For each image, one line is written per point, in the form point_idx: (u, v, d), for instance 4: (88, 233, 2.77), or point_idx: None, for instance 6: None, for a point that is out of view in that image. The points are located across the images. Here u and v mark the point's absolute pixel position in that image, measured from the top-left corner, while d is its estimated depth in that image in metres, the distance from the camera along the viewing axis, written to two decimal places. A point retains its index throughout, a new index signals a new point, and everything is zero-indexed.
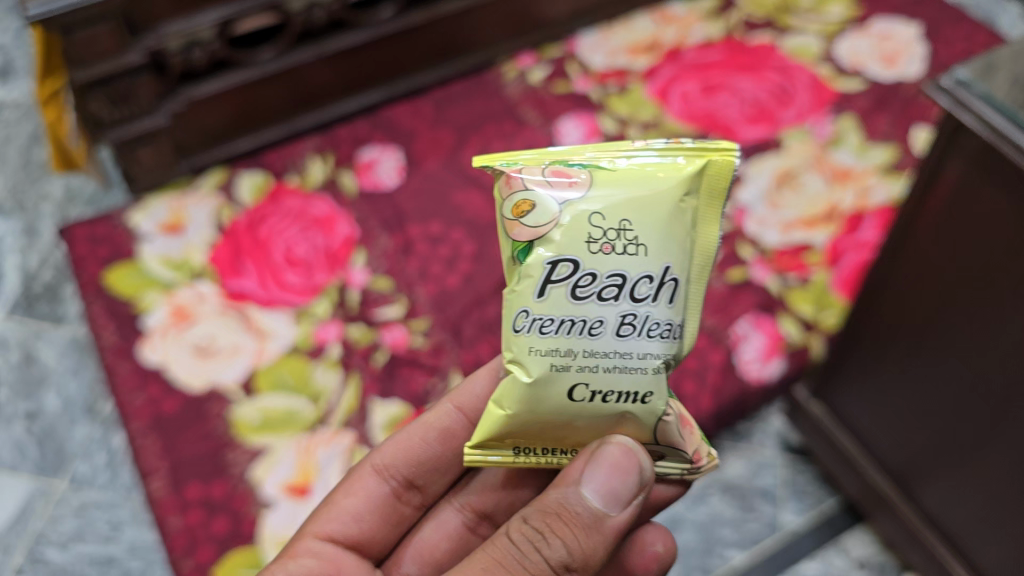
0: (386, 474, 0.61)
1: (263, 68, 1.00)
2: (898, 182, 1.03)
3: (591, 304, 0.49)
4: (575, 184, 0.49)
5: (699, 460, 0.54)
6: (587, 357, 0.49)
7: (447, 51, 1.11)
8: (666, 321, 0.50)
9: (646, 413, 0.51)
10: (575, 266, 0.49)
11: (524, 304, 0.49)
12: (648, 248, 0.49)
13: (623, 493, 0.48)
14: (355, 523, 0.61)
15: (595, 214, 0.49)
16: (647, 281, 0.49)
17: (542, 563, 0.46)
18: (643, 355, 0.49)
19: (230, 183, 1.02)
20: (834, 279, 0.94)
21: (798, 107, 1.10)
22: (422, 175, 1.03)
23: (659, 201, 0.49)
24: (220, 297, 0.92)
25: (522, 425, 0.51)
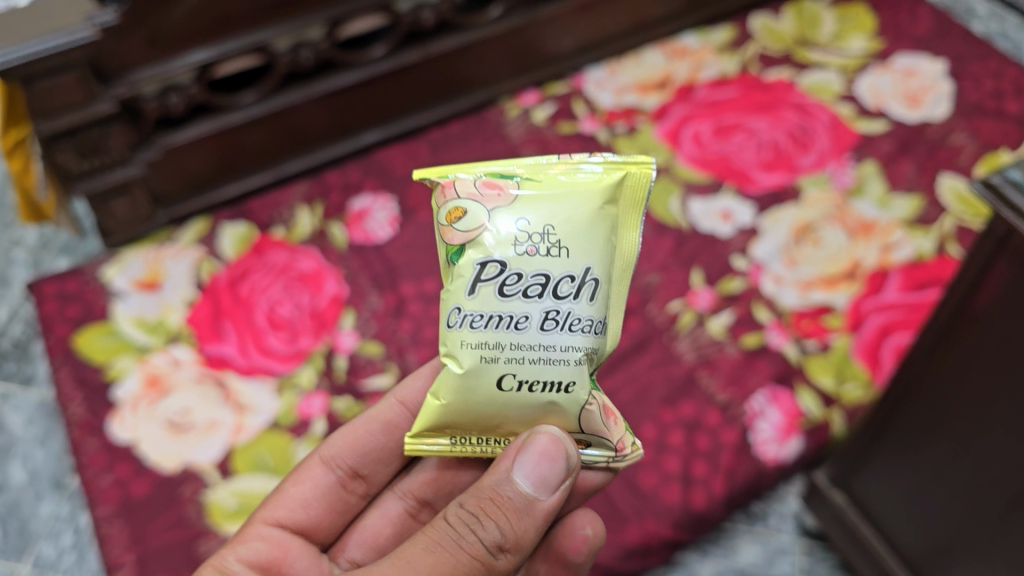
0: (333, 464, 0.60)
1: (246, 112, 0.93)
2: (924, 236, 0.96)
3: (516, 301, 0.49)
4: (502, 195, 0.50)
5: (623, 448, 0.53)
6: (514, 350, 0.48)
7: (444, 89, 1.05)
8: (588, 317, 0.49)
9: (570, 403, 0.49)
10: (502, 266, 0.49)
11: (456, 301, 0.49)
12: (570, 249, 0.49)
13: (553, 478, 0.47)
14: (301, 510, 0.59)
15: (520, 218, 0.49)
16: (570, 280, 0.49)
17: (477, 545, 0.46)
18: (566, 348, 0.49)
19: (212, 234, 0.95)
20: (856, 345, 0.87)
21: (817, 151, 1.04)
22: (416, 227, 0.96)
23: (580, 205, 0.50)
24: (198, 364, 0.86)
25: (456, 417, 0.50)
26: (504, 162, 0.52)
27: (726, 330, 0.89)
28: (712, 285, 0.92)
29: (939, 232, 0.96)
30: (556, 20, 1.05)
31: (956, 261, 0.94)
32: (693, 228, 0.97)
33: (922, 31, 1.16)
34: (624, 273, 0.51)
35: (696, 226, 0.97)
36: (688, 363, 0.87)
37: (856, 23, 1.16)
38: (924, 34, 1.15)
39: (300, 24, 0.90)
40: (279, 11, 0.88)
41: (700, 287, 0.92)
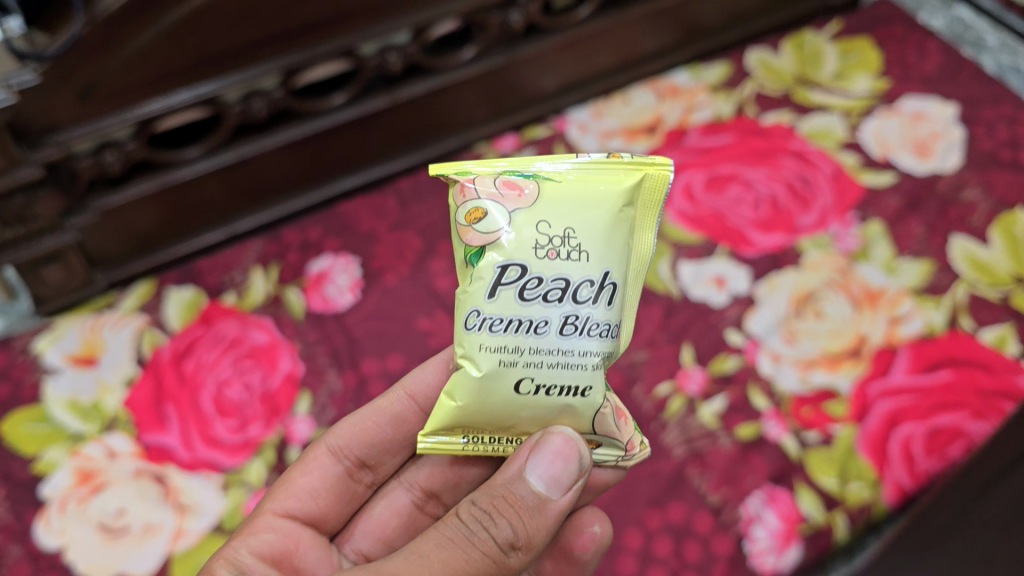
0: (341, 454, 0.58)
1: (193, 168, 0.84)
2: (935, 307, 0.88)
3: (536, 305, 0.48)
4: (522, 196, 0.48)
5: (631, 448, 0.53)
6: (533, 354, 0.48)
7: (414, 135, 0.96)
8: (605, 322, 0.49)
9: (586, 407, 0.49)
10: (523, 269, 0.48)
11: (474, 304, 0.48)
12: (591, 253, 0.48)
13: (565, 478, 0.47)
14: (311, 500, 0.57)
15: (540, 221, 0.48)
16: (589, 285, 0.48)
17: (490, 542, 0.44)
18: (584, 352, 0.48)
19: (157, 301, 0.87)
20: (861, 436, 0.80)
21: (819, 208, 0.95)
22: (380, 293, 0.88)
23: (601, 208, 0.48)
24: (136, 456, 0.78)
25: (469, 417, 0.49)
26: (523, 160, 0.50)
27: (718, 418, 0.81)
28: (704, 365, 0.84)
29: (951, 303, 0.89)
30: (536, 59, 0.96)
31: (970, 337, 0.87)
32: (683, 296, 0.89)
33: (931, 68, 1.08)
34: (637, 274, 0.51)
35: (687, 294, 0.89)
36: (678, 458, 0.79)
37: (860, 60, 1.08)
38: (933, 72, 1.07)
39: (250, 74, 0.80)
40: (227, 61, 0.79)
41: (691, 367, 0.84)
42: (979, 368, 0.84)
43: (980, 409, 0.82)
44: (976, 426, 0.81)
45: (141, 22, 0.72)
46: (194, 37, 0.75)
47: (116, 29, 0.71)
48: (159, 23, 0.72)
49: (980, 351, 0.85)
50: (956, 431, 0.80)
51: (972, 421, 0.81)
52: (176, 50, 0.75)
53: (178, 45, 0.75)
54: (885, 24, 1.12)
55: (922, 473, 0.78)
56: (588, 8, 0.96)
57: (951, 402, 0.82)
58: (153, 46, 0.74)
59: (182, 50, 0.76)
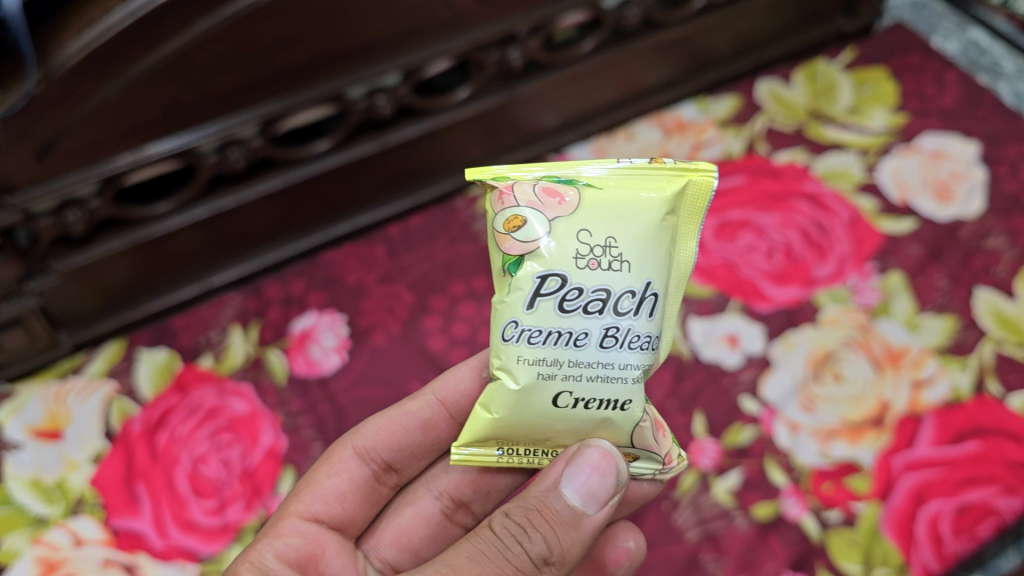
0: (367, 457, 0.55)
1: (164, 223, 0.77)
2: (960, 369, 0.82)
3: (576, 317, 0.46)
4: (563, 204, 0.47)
5: (670, 462, 0.50)
6: (572, 366, 0.46)
7: (401, 179, 0.90)
8: (646, 334, 0.47)
9: (626, 421, 0.47)
10: (563, 279, 0.46)
11: (513, 314, 0.46)
12: (632, 263, 0.46)
13: (602, 493, 0.44)
14: (338, 504, 0.54)
15: (581, 230, 0.46)
16: (630, 296, 0.46)
17: (523, 556, 0.43)
18: (624, 366, 0.46)
19: (127, 365, 0.80)
20: (886, 516, 0.74)
21: (837, 257, 0.90)
22: (369, 355, 0.81)
23: (643, 217, 0.47)
24: (104, 543, 0.70)
25: (505, 431, 0.47)
26: (563, 166, 0.48)
27: (733, 495, 0.76)
28: (718, 437, 0.79)
29: (978, 364, 0.82)
30: (533, 98, 0.90)
31: (998, 402, 0.80)
32: (694, 356, 0.84)
33: (951, 102, 1.01)
34: (679, 285, 0.49)
35: (698, 355, 0.84)
36: (691, 543, 0.74)
37: (874, 93, 1.02)
38: (952, 106, 1.00)
39: (226, 125, 0.73)
40: (200, 111, 0.72)
41: (704, 437, 0.79)
42: (1008, 437, 0.78)
43: (1009, 483, 0.75)
44: (1007, 503, 0.74)
45: (106, 75, 0.65)
46: (164, 88, 0.68)
47: (78, 83, 0.64)
48: (126, 74, 0.65)
49: (1009, 419, 0.79)
50: (986, 508, 0.74)
51: (1002, 497, 0.74)
52: (144, 103, 0.68)
53: (147, 98, 0.68)
54: (901, 52, 1.06)
55: (951, 556, 0.72)
56: (591, 42, 0.89)
57: (981, 475, 0.76)
58: (119, 99, 0.67)
59: (151, 103, 0.69)
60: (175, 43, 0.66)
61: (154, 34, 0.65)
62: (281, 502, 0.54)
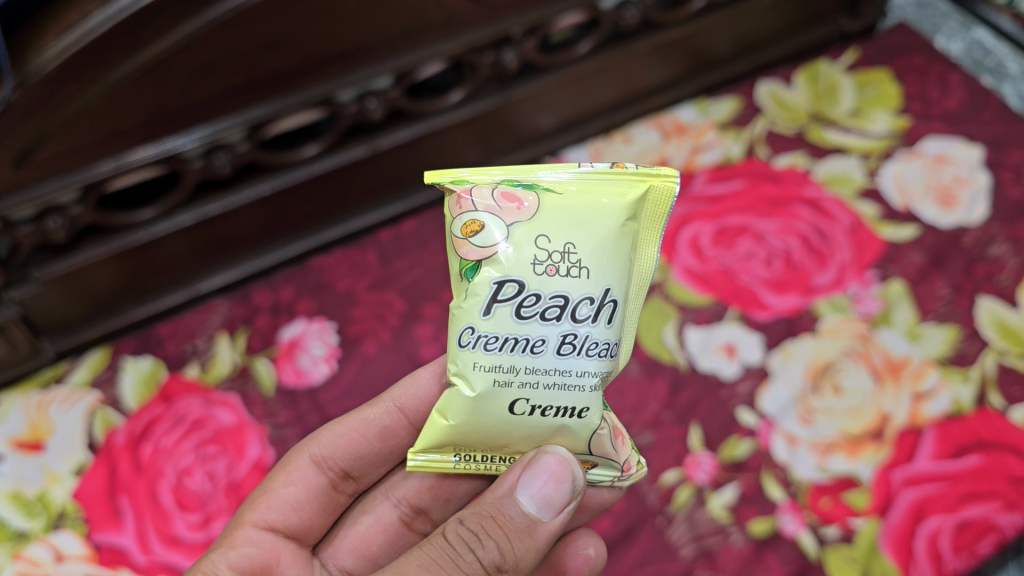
0: (325, 465, 0.54)
1: (149, 230, 0.76)
2: (962, 381, 0.80)
3: (533, 323, 0.45)
4: (522, 209, 0.45)
5: (628, 469, 0.49)
6: (529, 374, 0.45)
7: (393, 183, 0.88)
8: (605, 341, 0.46)
9: (583, 428, 0.47)
10: (520, 286, 0.45)
11: (469, 321, 0.45)
12: (591, 270, 0.45)
13: (557, 500, 0.44)
14: (295, 513, 0.53)
15: (539, 236, 0.45)
16: (588, 302, 0.45)
17: (475, 564, 0.42)
18: (581, 373, 0.46)
19: (111, 374, 0.79)
20: (885, 532, 0.72)
21: (837, 264, 0.88)
22: (359, 364, 0.80)
23: (603, 223, 0.46)
24: (86, 558, 0.69)
25: (461, 437, 0.46)
26: (523, 169, 0.47)
27: (729, 511, 0.74)
28: (714, 450, 0.77)
29: (979, 375, 0.80)
30: (528, 100, 0.88)
31: (999, 415, 0.78)
32: (691, 366, 0.82)
33: (954, 105, 0.98)
34: (640, 290, 0.48)
35: (694, 365, 0.82)
36: (686, 560, 0.72)
37: (877, 95, 1.00)
38: (956, 109, 0.98)
39: (211, 130, 0.71)
40: (185, 117, 0.70)
41: (700, 451, 0.77)
42: (1010, 451, 0.76)
43: (1011, 499, 0.73)
44: (1008, 519, 0.72)
45: (85, 80, 0.63)
46: (145, 93, 0.66)
47: (57, 88, 0.62)
48: (106, 79, 0.64)
49: (1010, 432, 0.77)
50: (987, 524, 0.72)
51: (1004, 513, 0.73)
52: (126, 108, 0.66)
53: (129, 104, 0.66)
54: (904, 54, 1.03)
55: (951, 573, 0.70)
56: (589, 43, 0.87)
57: (982, 491, 0.74)
58: (100, 104, 0.65)
59: (134, 108, 0.67)
60: (158, 46, 0.64)
61: (135, 37, 0.63)
62: (240, 509, 0.54)
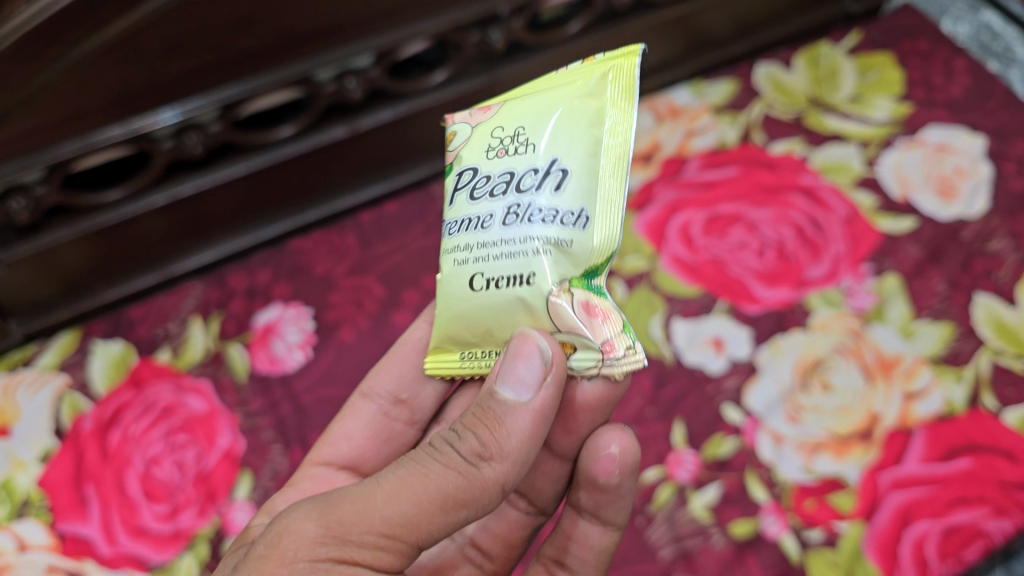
0: (373, 395, 0.57)
1: (118, 211, 0.75)
2: (955, 381, 0.76)
3: (483, 202, 0.49)
4: (489, 110, 0.52)
5: (610, 350, 0.47)
6: (479, 248, 0.48)
7: (380, 164, 0.86)
8: (552, 208, 0.47)
9: (535, 296, 0.47)
10: (475, 171, 0.51)
11: (445, 214, 0.52)
12: (536, 144, 0.49)
13: (527, 377, 0.42)
14: (353, 446, 0.57)
15: (497, 128, 0.51)
16: (534, 173, 0.48)
17: (451, 455, 0.41)
18: (525, 239, 0.47)
19: (80, 357, 0.77)
20: (869, 537, 0.69)
21: (832, 255, 0.84)
22: (334, 352, 0.77)
23: (555, 103, 0.49)
24: (50, 549, 0.67)
25: (452, 327, 0.50)
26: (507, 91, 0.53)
27: (710, 511, 0.72)
28: (697, 449, 0.75)
29: (973, 375, 0.76)
30: (519, 81, 0.86)
31: (993, 417, 0.74)
32: (677, 360, 0.79)
33: (959, 92, 0.95)
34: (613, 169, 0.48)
35: (681, 359, 0.79)
36: (664, 561, 0.70)
37: (879, 80, 0.97)
38: (961, 96, 0.95)
39: (183, 109, 0.72)
40: (154, 95, 0.71)
41: (683, 449, 0.75)
42: (1002, 454, 0.72)
43: (1001, 505, 0.70)
44: (997, 525, 0.69)
45: (45, 58, 0.64)
46: (109, 71, 0.67)
47: (16, 65, 0.64)
48: (66, 57, 0.65)
49: (1004, 435, 0.73)
50: (975, 529, 0.69)
51: (992, 519, 0.69)
52: (91, 89, 0.68)
53: (91, 83, 0.67)
54: (909, 37, 1.00)
55: None
56: (579, 24, 0.85)
57: (971, 496, 0.70)
58: (63, 83, 0.66)
59: (97, 87, 0.68)
60: (119, 26, 0.65)
61: (94, 16, 0.64)
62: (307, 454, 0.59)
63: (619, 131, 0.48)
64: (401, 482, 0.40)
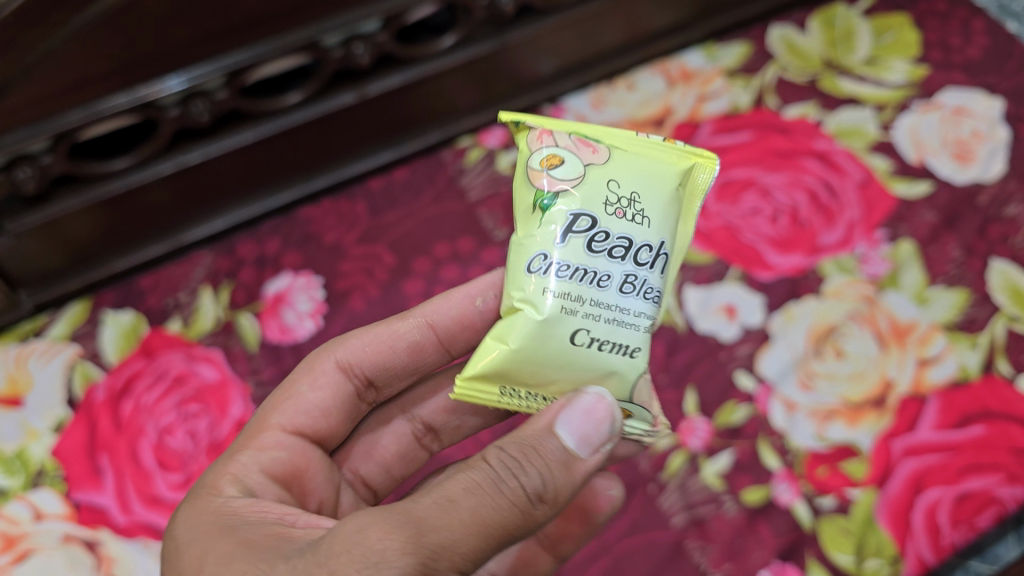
0: (352, 372, 0.50)
1: (125, 179, 0.75)
2: (969, 348, 0.76)
3: (602, 258, 0.45)
4: (596, 153, 0.46)
5: (658, 426, 0.49)
6: (593, 307, 0.44)
7: (389, 130, 0.86)
8: (656, 290, 0.46)
9: (630, 369, 0.46)
10: (593, 221, 0.45)
11: (543, 247, 0.45)
12: (653, 220, 0.46)
13: (594, 436, 0.41)
14: (322, 418, 0.50)
15: (610, 180, 0.46)
16: (648, 249, 0.46)
17: (519, 491, 0.38)
18: (637, 314, 0.45)
19: (91, 327, 0.77)
20: (882, 504, 0.69)
21: (845, 221, 0.83)
22: (345, 321, 0.77)
23: (661, 180, 0.47)
24: (66, 518, 0.68)
25: (519, 366, 0.45)
26: (590, 125, 0.48)
27: (722, 478, 0.71)
28: (710, 416, 0.74)
29: (988, 342, 0.76)
30: (529, 45, 0.86)
31: (1007, 384, 0.74)
32: (689, 328, 0.79)
33: (977, 53, 0.93)
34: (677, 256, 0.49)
35: (693, 326, 0.79)
36: (677, 528, 0.70)
37: (895, 42, 0.95)
38: (978, 58, 0.93)
39: (189, 76, 0.71)
40: (160, 62, 0.70)
41: (695, 416, 0.74)
42: (1016, 422, 0.72)
43: (1014, 472, 0.70)
44: (1010, 492, 0.69)
45: (47, 24, 0.63)
46: (112, 38, 0.66)
47: (19, 32, 0.63)
48: (69, 24, 0.64)
49: (1017, 402, 0.73)
50: (987, 496, 0.69)
51: (1006, 486, 0.69)
52: (94, 55, 0.67)
53: (95, 50, 0.67)
54: None
55: (948, 547, 0.67)
56: None
57: (985, 462, 0.70)
58: (66, 50, 0.65)
59: (100, 54, 0.67)
60: None
61: None
62: (255, 412, 0.50)
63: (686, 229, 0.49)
64: (478, 518, 0.37)
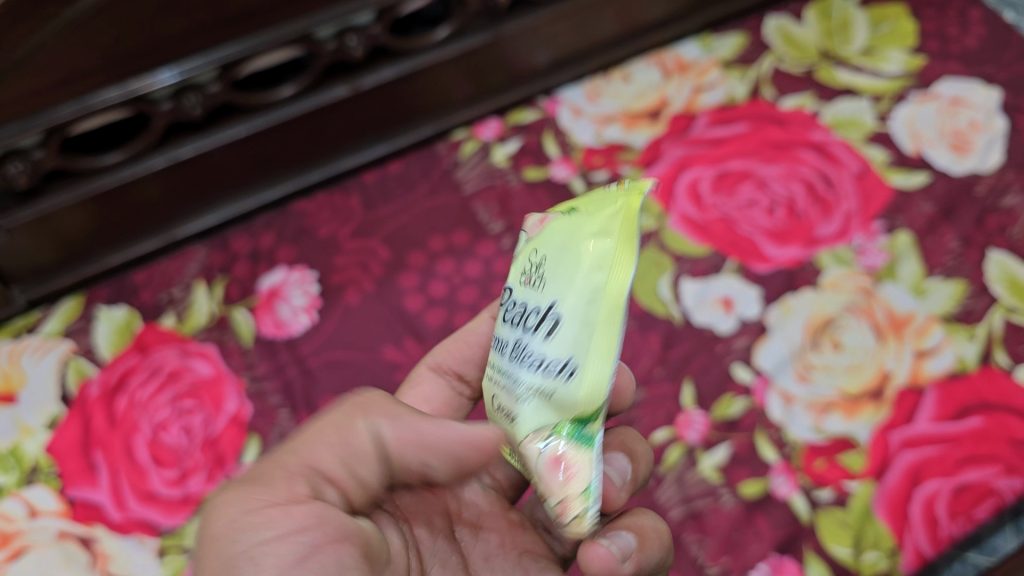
0: (441, 370, 0.52)
1: (118, 174, 0.74)
2: (967, 339, 0.75)
3: (507, 326, 0.41)
4: (538, 223, 0.42)
5: (563, 512, 0.38)
6: (498, 372, 0.41)
7: (383, 123, 0.85)
8: (542, 357, 0.38)
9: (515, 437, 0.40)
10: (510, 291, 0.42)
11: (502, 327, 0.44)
12: (547, 284, 0.39)
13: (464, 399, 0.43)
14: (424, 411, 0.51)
15: (534, 250, 0.41)
16: (537, 313, 0.39)
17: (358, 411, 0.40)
18: (520, 378, 0.39)
19: (84, 324, 0.77)
20: (879, 496, 0.69)
21: (842, 212, 0.83)
22: (339, 316, 0.77)
23: (570, 236, 0.38)
24: (60, 515, 0.67)
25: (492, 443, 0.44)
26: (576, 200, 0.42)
27: (720, 471, 0.71)
28: (707, 409, 0.74)
29: (986, 333, 0.75)
30: (523, 36, 0.85)
31: (1005, 375, 0.73)
32: (685, 321, 0.78)
33: (974, 43, 0.93)
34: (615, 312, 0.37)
35: (689, 319, 0.78)
36: (674, 521, 0.69)
37: (892, 32, 0.94)
38: (975, 47, 0.92)
39: (181, 69, 0.71)
40: (152, 54, 0.69)
41: (692, 409, 0.74)
42: (1014, 413, 0.72)
43: (1012, 463, 0.70)
44: (1008, 484, 0.69)
45: (40, 17, 0.63)
46: (105, 31, 0.66)
47: (12, 24, 0.63)
48: (60, 17, 0.64)
49: (1015, 393, 0.72)
50: (985, 488, 0.69)
51: (1004, 478, 0.69)
52: (87, 48, 0.66)
53: (87, 43, 0.66)
54: None
55: (945, 538, 0.67)
56: None
57: (982, 454, 0.70)
58: (58, 43, 0.65)
59: (93, 47, 0.67)
60: None
61: None
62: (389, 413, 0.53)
63: (619, 278, 0.37)
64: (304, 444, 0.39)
